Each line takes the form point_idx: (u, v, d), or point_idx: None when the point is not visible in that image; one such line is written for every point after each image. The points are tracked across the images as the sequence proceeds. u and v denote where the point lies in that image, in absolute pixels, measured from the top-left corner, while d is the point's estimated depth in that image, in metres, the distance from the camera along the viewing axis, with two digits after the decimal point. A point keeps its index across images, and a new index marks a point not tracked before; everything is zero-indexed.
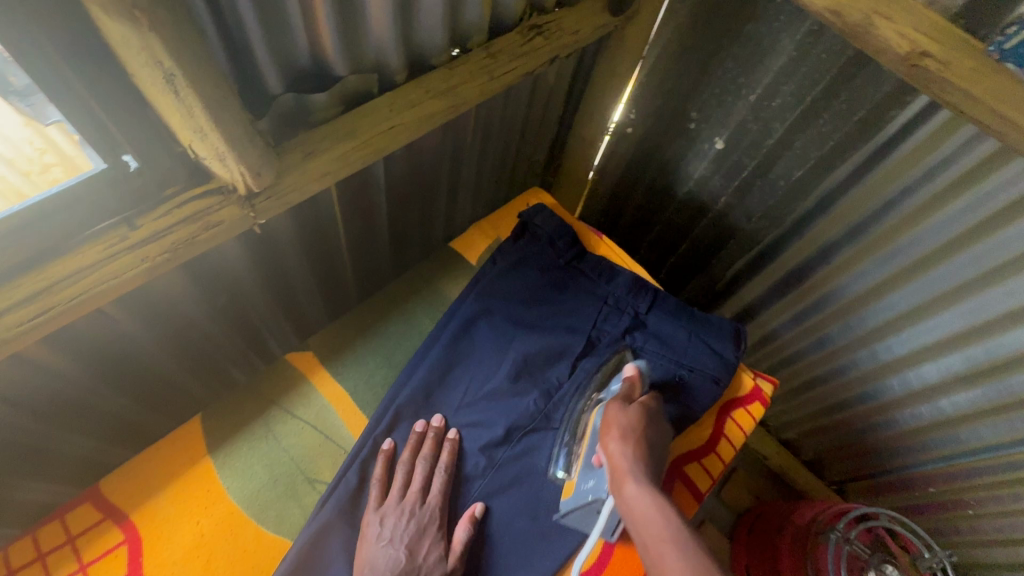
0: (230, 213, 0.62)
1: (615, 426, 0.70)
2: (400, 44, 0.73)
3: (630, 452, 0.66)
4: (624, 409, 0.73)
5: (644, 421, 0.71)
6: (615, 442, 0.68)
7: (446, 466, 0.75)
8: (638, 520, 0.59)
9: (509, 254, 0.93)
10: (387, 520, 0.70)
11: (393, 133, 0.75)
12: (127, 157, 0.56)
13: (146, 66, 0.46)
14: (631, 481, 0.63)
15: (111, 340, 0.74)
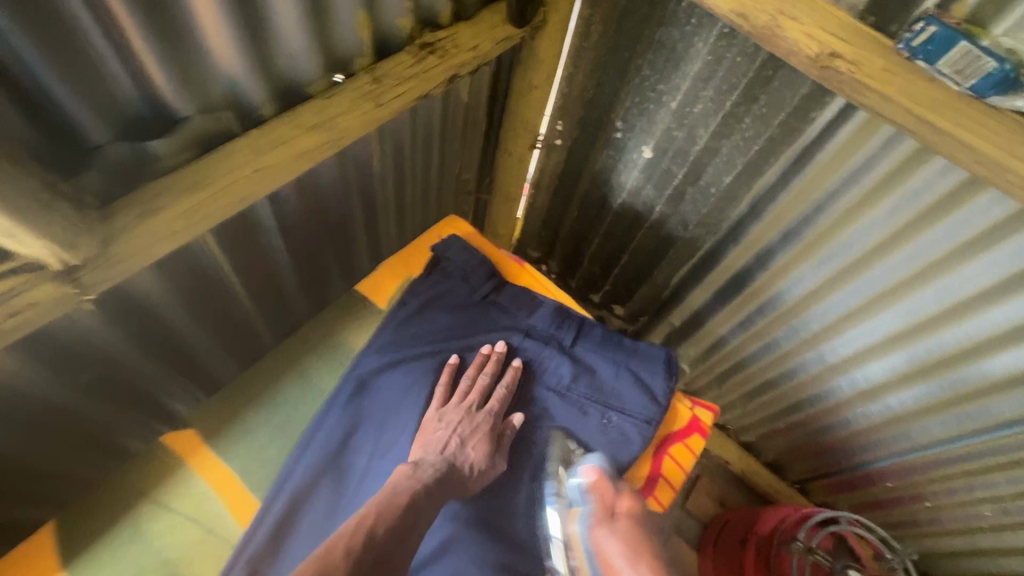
0: (45, 291, 0.52)
1: (608, 548, 0.63)
2: (259, 73, 0.65)
3: (629, 565, 0.60)
4: (614, 528, 0.65)
5: (634, 535, 0.64)
6: (614, 565, 0.61)
7: (507, 383, 0.79)
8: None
9: (419, 293, 0.86)
10: (437, 425, 0.73)
11: (259, 177, 0.65)
12: None
13: None
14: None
15: None
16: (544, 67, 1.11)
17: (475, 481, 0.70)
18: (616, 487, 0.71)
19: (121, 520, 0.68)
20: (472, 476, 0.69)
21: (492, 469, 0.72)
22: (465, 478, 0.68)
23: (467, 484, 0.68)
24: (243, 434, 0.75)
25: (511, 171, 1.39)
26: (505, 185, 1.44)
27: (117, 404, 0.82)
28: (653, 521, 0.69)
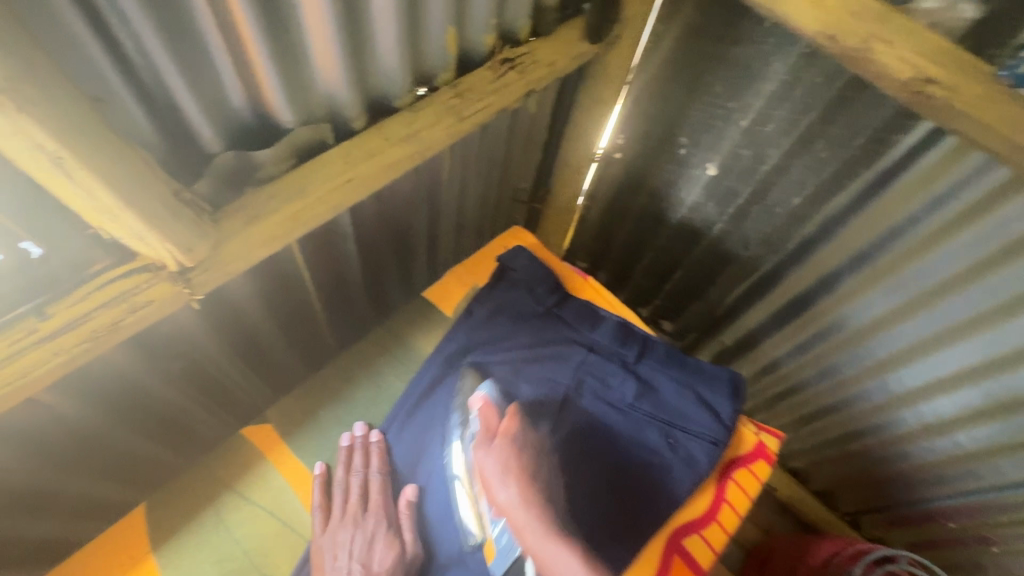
0: (161, 290, 0.56)
1: (497, 481, 0.68)
2: (356, 87, 0.68)
3: (523, 494, 0.66)
4: (489, 450, 0.70)
5: (538, 464, 0.70)
6: (500, 493, 0.67)
7: (377, 469, 0.77)
8: (547, 562, 0.62)
9: (487, 303, 0.88)
10: (345, 538, 0.72)
11: (351, 187, 0.68)
12: (26, 244, 0.48)
13: (28, 153, 0.40)
14: (535, 527, 0.65)
15: (55, 428, 0.67)
16: (612, 82, 1.12)
17: None
18: (502, 413, 0.74)
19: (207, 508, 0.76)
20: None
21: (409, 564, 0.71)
22: None
23: None
24: None
25: (568, 183, 1.40)
26: (561, 196, 1.45)
27: (203, 398, 0.86)
28: (545, 442, 0.72)
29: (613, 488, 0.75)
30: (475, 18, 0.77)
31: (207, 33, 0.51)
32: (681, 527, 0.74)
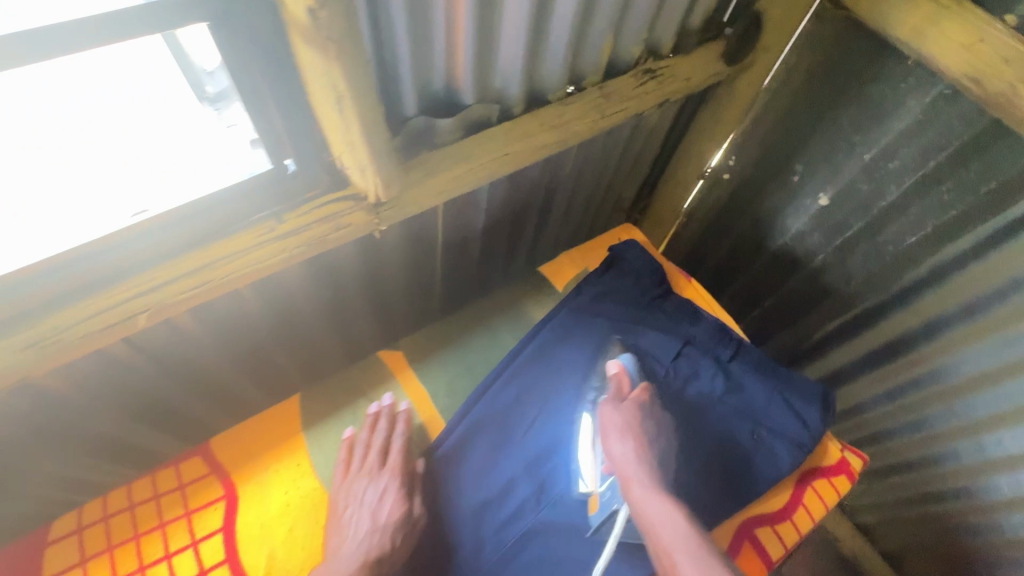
0: (358, 217, 0.69)
1: (624, 434, 0.72)
2: (526, 77, 0.80)
3: (641, 453, 0.71)
4: (617, 408, 0.76)
5: (658, 433, 0.74)
6: (619, 446, 0.72)
7: (403, 432, 0.86)
8: (649, 517, 0.65)
9: (595, 285, 0.96)
10: (370, 487, 0.81)
11: (506, 161, 0.80)
12: (287, 161, 0.64)
13: (324, 89, 0.54)
14: (648, 481, 0.68)
15: (240, 320, 0.83)
16: (738, 109, 1.17)
17: (402, 550, 0.78)
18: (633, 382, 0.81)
19: (351, 415, 0.90)
20: (400, 538, 0.78)
21: (410, 532, 0.79)
22: (389, 552, 0.76)
23: (392, 557, 0.77)
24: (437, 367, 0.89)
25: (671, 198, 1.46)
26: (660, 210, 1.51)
27: (333, 325, 1.01)
28: (668, 418, 0.78)
29: (702, 470, 0.79)
30: (631, 31, 0.87)
31: (439, 19, 0.64)
32: (754, 518, 0.78)
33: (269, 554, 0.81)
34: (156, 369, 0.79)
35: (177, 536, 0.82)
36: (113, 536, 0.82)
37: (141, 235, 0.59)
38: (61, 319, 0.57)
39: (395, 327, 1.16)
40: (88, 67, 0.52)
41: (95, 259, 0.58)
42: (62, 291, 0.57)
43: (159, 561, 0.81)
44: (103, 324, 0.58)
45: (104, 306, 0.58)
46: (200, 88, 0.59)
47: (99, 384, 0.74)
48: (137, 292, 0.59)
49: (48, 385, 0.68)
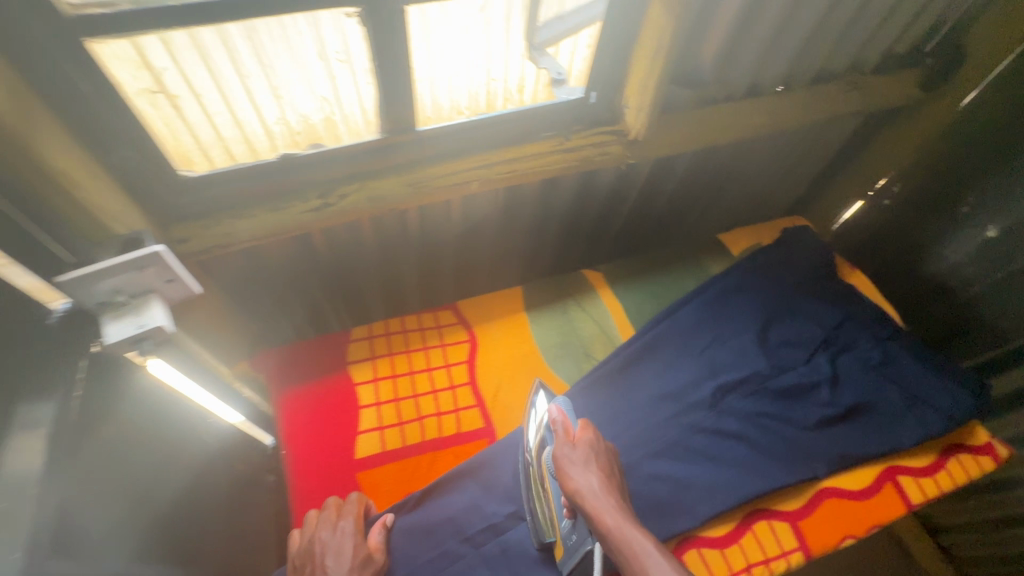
0: (616, 148, 0.89)
1: (572, 459, 0.66)
2: (755, 67, 0.97)
3: (610, 489, 0.62)
4: (573, 445, 0.67)
5: (594, 460, 0.66)
6: (590, 481, 0.63)
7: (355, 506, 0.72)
8: (628, 547, 0.55)
9: (767, 254, 1.10)
10: (322, 557, 0.65)
11: (725, 132, 1.01)
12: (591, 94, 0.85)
13: (653, 40, 0.75)
14: (632, 524, 0.58)
15: (483, 221, 1.05)
16: (914, 135, 1.23)
17: None
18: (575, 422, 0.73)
19: (559, 302, 1.01)
20: None
21: None
22: None
23: None
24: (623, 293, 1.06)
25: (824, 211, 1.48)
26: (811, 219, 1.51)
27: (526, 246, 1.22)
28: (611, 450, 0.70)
29: (854, 418, 0.89)
30: (847, 44, 1.02)
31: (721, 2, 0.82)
32: (900, 466, 0.87)
33: (498, 387, 0.89)
34: (420, 242, 1.03)
35: (435, 360, 0.92)
36: (377, 350, 0.92)
37: (483, 128, 0.81)
38: (422, 174, 0.79)
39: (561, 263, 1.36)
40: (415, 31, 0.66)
41: (451, 136, 0.80)
42: (422, 156, 0.80)
43: (422, 373, 0.90)
44: (451, 183, 0.81)
45: (450, 172, 0.81)
46: (531, 42, 0.74)
47: (387, 241, 0.98)
48: (469, 166, 0.81)
49: (366, 228, 0.93)
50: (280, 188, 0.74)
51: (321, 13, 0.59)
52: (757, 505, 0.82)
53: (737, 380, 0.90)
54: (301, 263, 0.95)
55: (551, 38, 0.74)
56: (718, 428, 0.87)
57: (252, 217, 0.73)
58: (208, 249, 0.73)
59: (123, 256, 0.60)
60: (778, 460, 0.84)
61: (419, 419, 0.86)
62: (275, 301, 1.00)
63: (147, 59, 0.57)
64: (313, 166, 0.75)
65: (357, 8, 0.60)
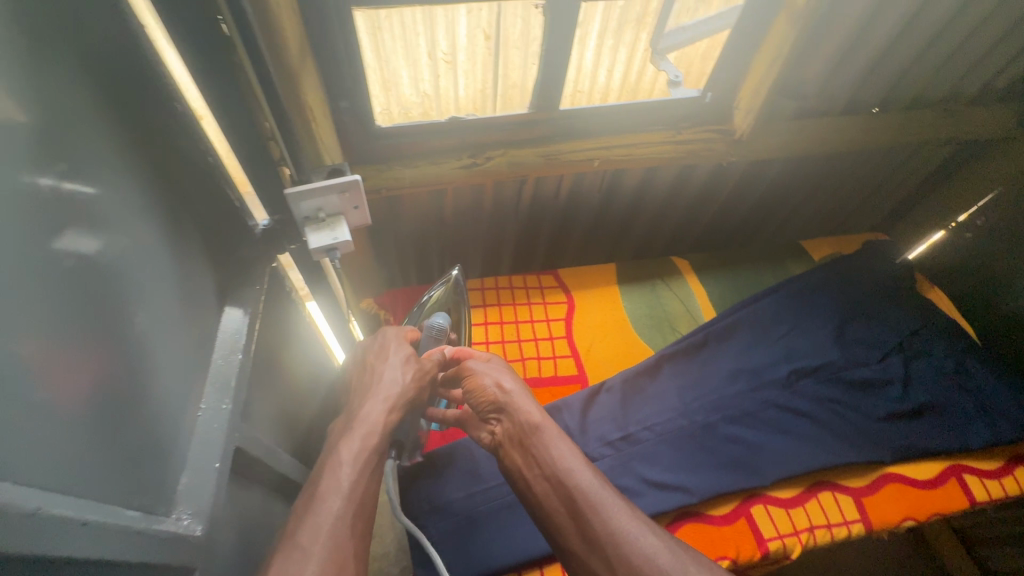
0: (721, 145, 1.00)
1: (482, 371, 0.74)
2: (855, 86, 1.07)
3: (522, 390, 0.71)
4: (492, 361, 0.76)
5: (506, 372, 0.74)
6: (504, 385, 0.72)
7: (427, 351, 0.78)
8: (551, 449, 0.64)
9: (847, 262, 1.17)
10: (385, 368, 0.72)
11: (820, 142, 1.10)
12: (707, 94, 0.97)
13: (772, 50, 0.86)
14: (542, 417, 0.68)
15: (587, 202, 1.19)
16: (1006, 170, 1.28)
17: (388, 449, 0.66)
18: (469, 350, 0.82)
19: (648, 281, 1.13)
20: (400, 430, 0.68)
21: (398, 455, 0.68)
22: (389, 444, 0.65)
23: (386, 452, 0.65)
24: (705, 280, 1.16)
25: (908, 232, 1.50)
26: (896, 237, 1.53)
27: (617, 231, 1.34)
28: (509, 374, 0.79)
29: (923, 416, 0.95)
30: (946, 74, 1.10)
31: (836, 21, 0.93)
32: (965, 465, 0.92)
33: (590, 344, 1.02)
34: (530, 214, 1.18)
35: (536, 314, 1.05)
36: (488, 300, 1.07)
37: (611, 115, 0.95)
38: (555, 149, 0.94)
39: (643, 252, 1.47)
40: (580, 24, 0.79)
41: (583, 119, 0.94)
42: (557, 133, 0.94)
43: (524, 323, 1.04)
44: (577, 159, 0.94)
45: (577, 149, 0.94)
46: (655, 45, 0.86)
47: (505, 207, 1.14)
48: (594, 146, 0.95)
49: (490, 192, 1.08)
50: (441, 147, 0.90)
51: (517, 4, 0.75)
52: (824, 478, 0.89)
53: (812, 366, 0.98)
54: (430, 217, 1.11)
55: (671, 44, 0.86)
56: (791, 405, 0.94)
57: (416, 167, 0.89)
58: (377, 188, 0.89)
59: (333, 180, 0.76)
60: (845, 441, 0.91)
61: (521, 359, 0.99)
62: (403, 249, 1.17)
63: (383, 26, 0.75)
64: (469, 130, 0.90)
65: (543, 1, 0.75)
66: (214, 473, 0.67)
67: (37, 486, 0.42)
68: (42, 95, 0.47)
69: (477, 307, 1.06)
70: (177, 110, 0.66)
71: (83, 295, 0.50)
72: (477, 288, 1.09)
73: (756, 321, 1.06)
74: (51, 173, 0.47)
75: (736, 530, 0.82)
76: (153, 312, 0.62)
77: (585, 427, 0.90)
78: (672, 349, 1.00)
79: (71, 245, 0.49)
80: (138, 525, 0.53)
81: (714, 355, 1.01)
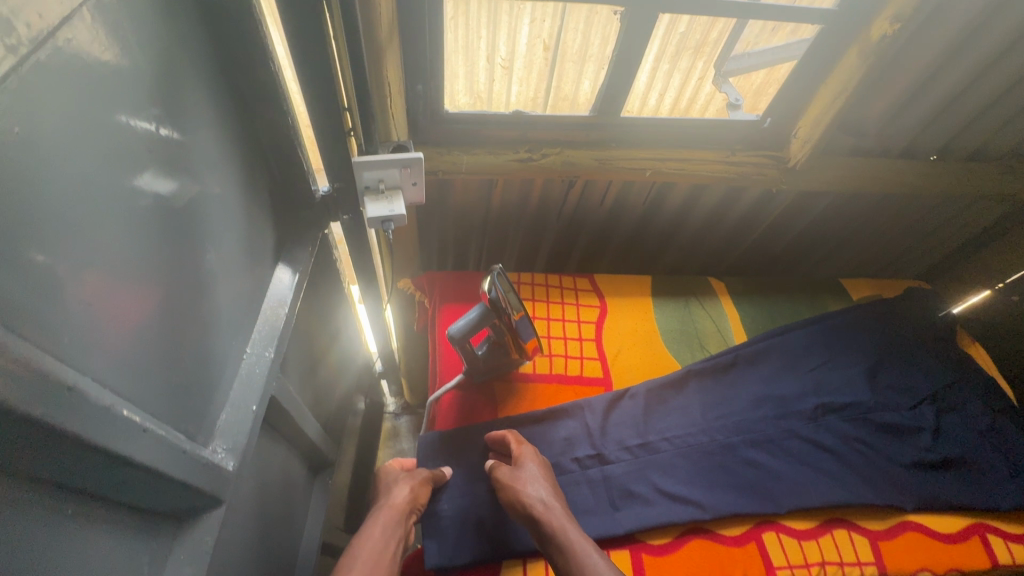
0: (774, 172, 1.01)
1: (511, 480, 0.74)
2: (916, 130, 1.07)
3: (549, 498, 0.71)
4: (524, 467, 0.76)
5: (538, 478, 0.74)
6: (531, 493, 0.72)
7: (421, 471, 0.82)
8: (572, 556, 0.63)
9: (887, 304, 1.15)
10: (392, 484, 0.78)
11: (872, 181, 1.10)
12: (766, 120, 0.98)
13: (837, 84, 0.87)
14: (563, 522, 0.67)
15: (632, 210, 1.21)
16: None
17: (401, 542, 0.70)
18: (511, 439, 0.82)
19: (682, 297, 1.13)
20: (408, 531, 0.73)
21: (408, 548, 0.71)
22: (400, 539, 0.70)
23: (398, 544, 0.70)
24: (739, 302, 1.16)
25: (957, 289, 1.46)
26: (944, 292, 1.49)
27: (655, 243, 1.35)
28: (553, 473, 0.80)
29: (948, 470, 0.93)
30: (1014, 129, 1.08)
31: (907, 63, 0.93)
32: (990, 526, 0.89)
33: (619, 351, 1.02)
34: (574, 214, 1.20)
35: (569, 314, 1.05)
36: (523, 293, 1.07)
37: (669, 127, 0.96)
38: (610, 154, 0.95)
39: (678, 270, 1.47)
40: (654, 35, 0.81)
41: (641, 128, 0.96)
42: (614, 139, 0.96)
43: (556, 321, 1.04)
44: (629, 167, 0.96)
45: (630, 157, 0.96)
46: (720, 65, 0.88)
47: (551, 205, 1.16)
48: (646, 157, 0.96)
49: (539, 189, 1.10)
50: (500, 136, 0.93)
51: (598, 8, 0.77)
52: (839, 515, 0.88)
53: (840, 404, 0.97)
54: (478, 206, 1.13)
55: (735, 69, 0.89)
56: (814, 438, 0.93)
57: (474, 154, 0.91)
58: (433, 169, 0.92)
59: (395, 154, 0.79)
60: (865, 482, 0.90)
61: (548, 355, 0.99)
62: (447, 234, 1.20)
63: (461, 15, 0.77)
64: (529, 125, 0.93)
65: (623, 8, 0.77)
66: (249, 415, 0.70)
67: (110, 386, 0.45)
68: (153, 36, 0.51)
69: None
70: (270, 70, 0.70)
71: (165, 227, 0.54)
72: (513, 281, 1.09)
73: (789, 352, 1.05)
74: (148, 117, 0.51)
75: (745, 553, 0.81)
76: (219, 254, 0.66)
77: (605, 429, 0.91)
78: (700, 368, 1.00)
79: (162, 179, 0.53)
80: (185, 445, 0.55)
81: (742, 380, 1.01)
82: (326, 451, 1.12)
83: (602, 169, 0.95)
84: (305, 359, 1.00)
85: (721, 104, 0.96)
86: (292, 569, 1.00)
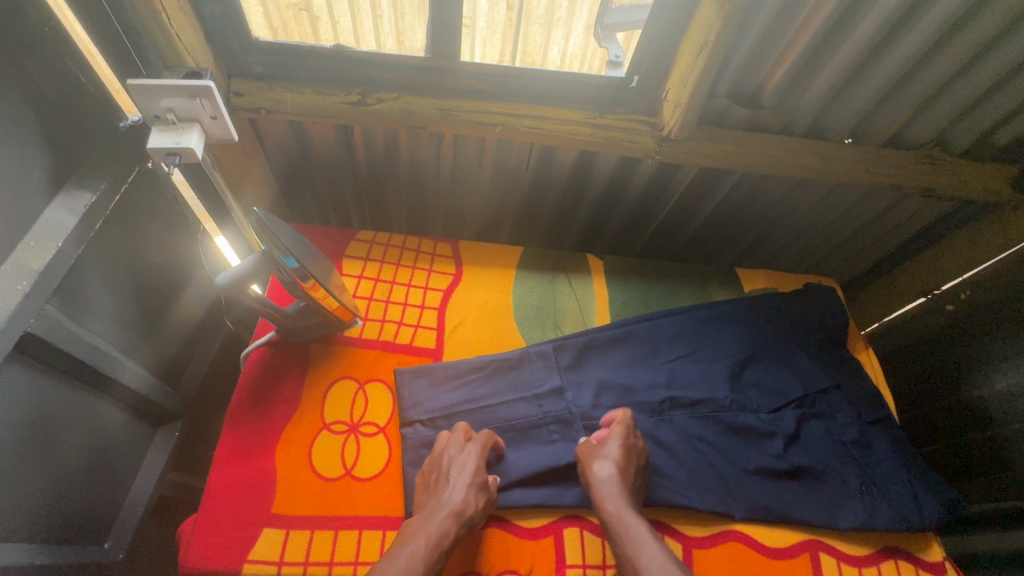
0: (647, 141, 0.92)
1: (592, 456, 0.76)
2: (821, 106, 0.96)
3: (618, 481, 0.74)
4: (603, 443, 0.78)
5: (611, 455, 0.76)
6: (603, 473, 0.74)
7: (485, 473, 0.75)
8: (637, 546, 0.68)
9: (778, 298, 1.06)
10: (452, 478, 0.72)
11: (769, 161, 0.99)
12: (634, 79, 0.88)
13: (698, 39, 0.76)
14: (629, 515, 0.71)
15: (514, 177, 1.12)
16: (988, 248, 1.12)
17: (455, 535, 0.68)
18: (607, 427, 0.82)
19: (550, 272, 1.05)
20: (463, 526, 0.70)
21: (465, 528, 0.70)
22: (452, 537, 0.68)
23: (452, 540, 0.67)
24: (617, 282, 1.07)
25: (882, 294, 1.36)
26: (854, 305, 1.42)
27: (552, 217, 1.26)
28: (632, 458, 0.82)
29: (794, 482, 0.85)
30: (935, 112, 0.96)
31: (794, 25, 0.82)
32: (825, 544, 0.81)
33: (461, 323, 0.95)
34: (448, 176, 1.12)
35: (417, 280, 0.98)
36: (373, 254, 0.99)
37: (521, 82, 0.88)
38: (456, 105, 0.87)
39: (585, 249, 1.38)
40: None
41: (490, 77, 0.87)
42: (461, 89, 0.88)
43: (399, 287, 0.96)
44: (477, 121, 0.88)
45: (482, 111, 0.88)
46: None
47: (419, 163, 1.08)
48: (498, 112, 0.88)
49: (404, 144, 1.02)
50: (333, 74, 0.86)
51: None
52: (657, 516, 0.80)
53: (689, 400, 0.89)
54: (341, 158, 1.06)
55: None
56: (651, 433, 0.86)
57: (300, 92, 0.85)
58: (256, 106, 0.87)
59: (179, 82, 0.71)
60: (698, 485, 0.82)
61: (381, 321, 0.92)
62: (319, 185, 1.14)
63: None
64: (363, 65, 0.85)
65: None
66: None
67: None
68: None
69: (359, 260, 0.98)
70: None
71: None
72: (365, 240, 1.01)
73: (650, 340, 0.97)
74: None
75: (536, 547, 0.74)
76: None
77: (419, 401, 0.84)
78: (544, 348, 0.92)
79: None
80: None
81: (589, 365, 0.93)
82: (165, 402, 1.05)
83: (443, 121, 0.87)
84: (136, 302, 0.94)
85: (600, 60, 0.90)
86: (106, 519, 0.94)
